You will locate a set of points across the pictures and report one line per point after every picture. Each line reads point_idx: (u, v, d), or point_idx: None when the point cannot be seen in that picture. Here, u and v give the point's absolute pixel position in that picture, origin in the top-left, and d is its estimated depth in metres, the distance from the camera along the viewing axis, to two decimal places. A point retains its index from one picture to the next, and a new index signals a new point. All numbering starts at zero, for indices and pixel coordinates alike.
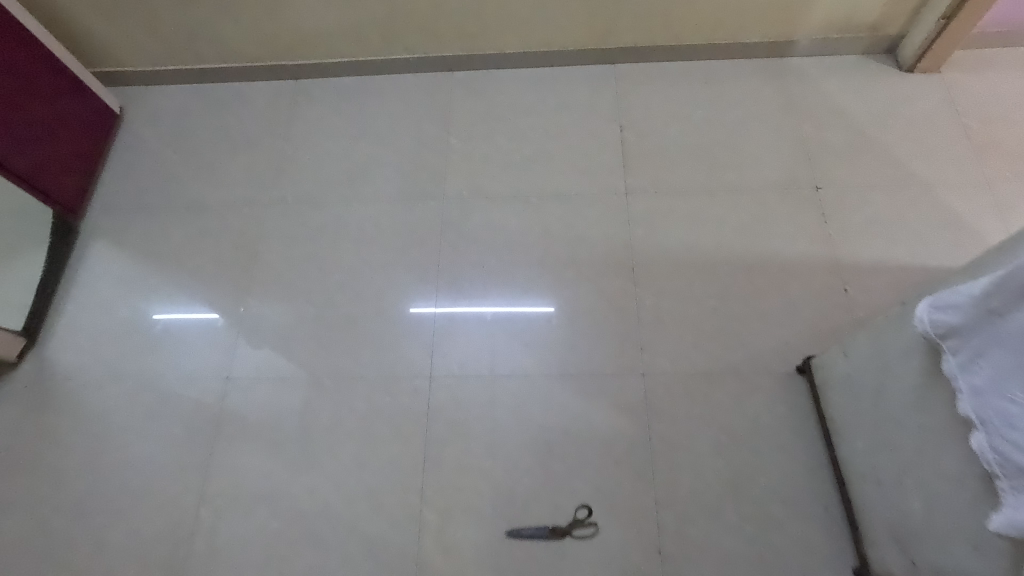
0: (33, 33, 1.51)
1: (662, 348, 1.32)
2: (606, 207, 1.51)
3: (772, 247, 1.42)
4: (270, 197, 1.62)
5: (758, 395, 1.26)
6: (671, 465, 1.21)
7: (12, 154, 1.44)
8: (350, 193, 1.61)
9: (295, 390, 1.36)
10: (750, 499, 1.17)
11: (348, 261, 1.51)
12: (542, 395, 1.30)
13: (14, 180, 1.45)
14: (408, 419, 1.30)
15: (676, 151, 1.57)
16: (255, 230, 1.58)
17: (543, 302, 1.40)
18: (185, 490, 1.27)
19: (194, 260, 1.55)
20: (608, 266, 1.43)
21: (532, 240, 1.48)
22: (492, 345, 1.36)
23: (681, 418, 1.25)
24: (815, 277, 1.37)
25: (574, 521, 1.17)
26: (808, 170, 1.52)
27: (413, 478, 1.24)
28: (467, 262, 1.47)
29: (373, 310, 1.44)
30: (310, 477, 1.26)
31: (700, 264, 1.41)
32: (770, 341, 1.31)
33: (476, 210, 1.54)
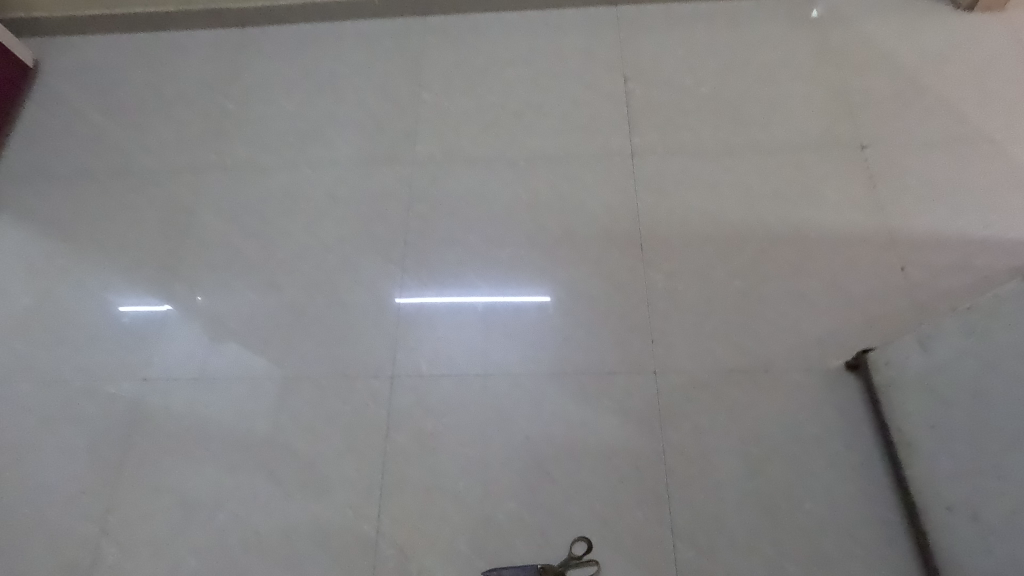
0: None
1: (678, 340, 1.07)
2: (609, 170, 1.25)
3: (810, 217, 1.16)
4: (206, 162, 1.36)
5: (800, 397, 1.01)
6: (692, 486, 0.96)
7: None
8: (301, 156, 1.34)
9: (226, 393, 1.10)
10: (792, 530, 0.93)
11: (297, 237, 1.25)
12: (531, 399, 1.05)
13: None
14: (363, 429, 1.05)
15: (691, 104, 1.31)
16: (187, 201, 1.32)
17: (532, 284, 1.15)
18: (85, 518, 1.02)
19: (111, 236, 1.29)
20: (611, 241, 1.17)
21: (519, 210, 1.22)
22: (470, 338, 1.11)
23: (703, 427, 1.00)
24: (864, 253, 1.12)
25: (569, 559, 0.93)
26: (850, 125, 1.25)
27: (369, 503, 1.00)
28: (439, 236, 1.22)
29: (325, 295, 1.18)
30: (241, 502, 1.01)
31: (723, 237, 1.15)
32: (811, 331, 1.06)
33: (451, 175, 1.28)
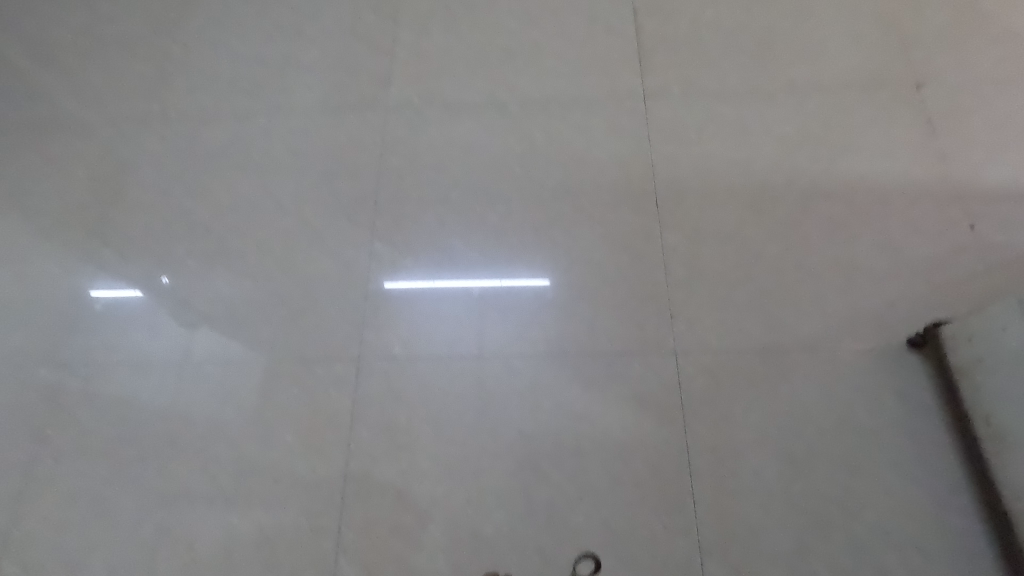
0: None
1: (703, 314, 0.89)
2: (616, 116, 1.06)
3: (858, 167, 0.97)
4: (140, 109, 1.14)
5: (851, 381, 0.83)
6: (723, 490, 0.79)
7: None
8: (254, 102, 1.13)
9: (159, 380, 0.92)
10: (847, 543, 0.75)
11: (247, 195, 1.05)
12: (526, 385, 0.87)
13: None
14: (322, 422, 0.87)
15: (713, 39, 1.12)
16: (117, 154, 1.10)
17: (526, 250, 0.96)
18: None
19: (26, 195, 1.08)
20: (621, 198, 0.99)
21: (511, 163, 1.04)
22: (452, 313, 0.93)
23: (733, 417, 0.83)
24: (924, 209, 0.93)
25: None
26: (903, 60, 1.06)
27: (327, 511, 0.82)
28: (416, 193, 1.03)
29: (280, 264, 0.99)
30: (173, 511, 0.84)
31: (753, 192, 0.97)
32: (864, 301, 0.88)
33: (432, 123, 1.08)
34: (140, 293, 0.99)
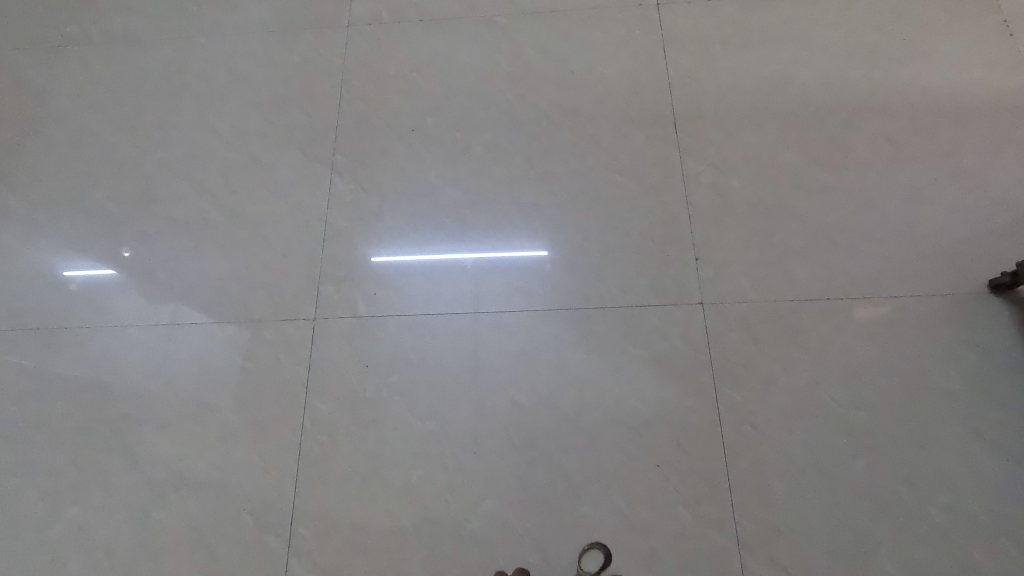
0: None
1: (736, 258, 0.73)
2: (625, 27, 0.88)
3: (920, 80, 0.80)
4: (57, 31, 0.96)
5: (920, 334, 0.67)
6: (765, 470, 0.63)
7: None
8: (192, 22, 0.95)
9: (77, 349, 0.76)
10: (921, 533, 0.60)
11: (182, 130, 0.87)
12: (519, 348, 0.71)
13: None
14: (272, 395, 0.71)
15: None
16: (27, 83, 0.92)
17: (517, 187, 0.80)
18: None
19: None
20: (632, 122, 0.82)
21: (499, 85, 0.86)
22: (430, 263, 0.76)
23: (774, 380, 0.67)
24: (1002, 125, 0.76)
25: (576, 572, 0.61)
26: None
27: (278, 503, 0.67)
28: (384, 123, 0.85)
29: (222, 208, 0.82)
30: (90, 505, 0.68)
31: (793, 112, 0.80)
32: (934, 238, 0.71)
33: (403, 42, 0.90)
34: (114, 275, 0.79)
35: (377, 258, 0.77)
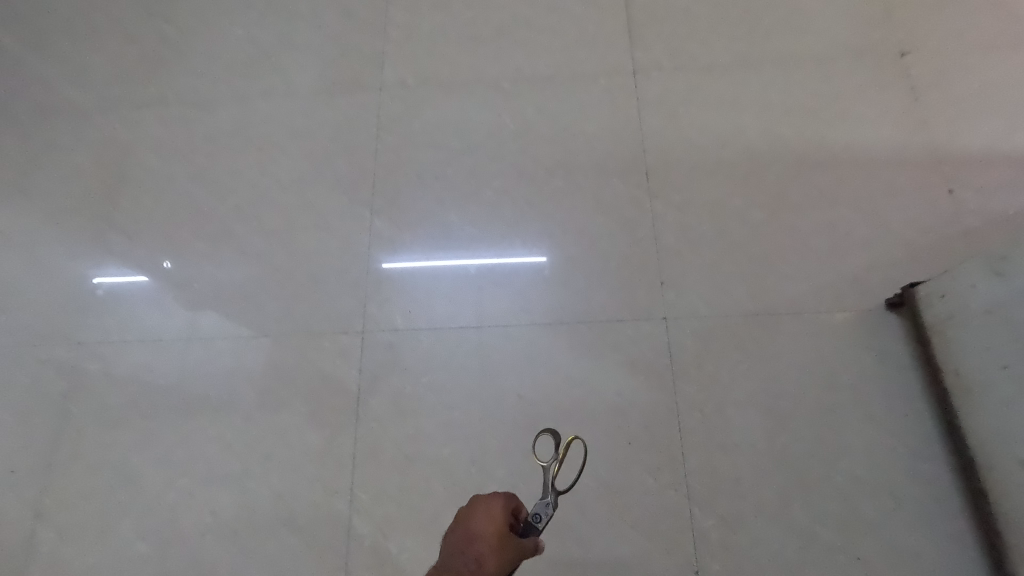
0: None
1: (692, 282, 0.93)
2: (608, 92, 1.08)
3: (843, 137, 1.00)
4: (141, 95, 1.16)
5: (833, 341, 0.87)
6: (711, 446, 0.84)
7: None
8: (252, 86, 1.15)
9: (175, 356, 0.96)
10: (826, 492, 0.80)
11: (249, 179, 1.08)
12: (524, 354, 0.91)
13: None
14: (333, 391, 0.92)
15: (703, 12, 1.12)
16: (118, 139, 1.13)
17: (520, 225, 1.00)
18: (18, 502, 0.89)
19: (37, 180, 1.11)
20: (613, 172, 1.02)
21: (505, 141, 1.06)
22: (452, 288, 0.96)
23: (719, 378, 0.87)
24: (904, 175, 0.96)
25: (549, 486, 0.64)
26: (889, 30, 1.07)
27: (341, 474, 0.87)
28: (412, 173, 1.05)
29: (285, 243, 1.02)
30: (196, 477, 0.89)
31: (740, 164, 1.00)
32: (847, 266, 0.91)
33: (426, 104, 1.10)
34: (188, 295, 1.00)
35: (411, 283, 0.97)
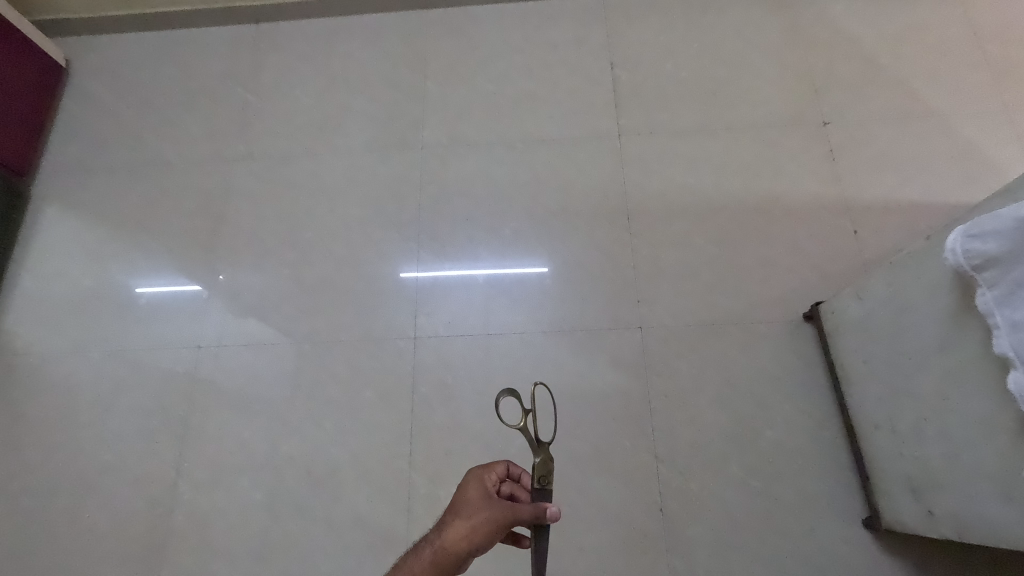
0: None
1: (661, 300, 1.24)
2: (599, 151, 1.39)
3: (777, 189, 1.31)
4: (234, 152, 1.48)
5: (764, 344, 1.18)
6: (672, 420, 1.14)
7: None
8: (321, 145, 1.47)
9: (272, 356, 1.28)
10: (755, 453, 1.11)
11: (322, 219, 1.39)
12: (535, 354, 1.22)
13: None
14: (393, 382, 1.23)
15: (673, 88, 1.44)
16: (218, 188, 1.45)
17: (532, 255, 1.31)
18: (162, 464, 1.20)
19: (156, 220, 1.43)
20: (602, 215, 1.33)
21: (520, 190, 1.37)
22: (480, 304, 1.27)
23: (680, 371, 1.18)
24: (822, 219, 1.27)
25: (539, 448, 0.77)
26: (814, 104, 1.39)
27: (401, 443, 1.18)
28: (448, 215, 1.37)
29: (352, 270, 1.34)
30: (293, 445, 1.20)
31: (699, 209, 1.31)
32: (776, 288, 1.22)
33: (458, 160, 1.42)
34: (279, 310, 1.32)
35: (449, 300, 1.28)
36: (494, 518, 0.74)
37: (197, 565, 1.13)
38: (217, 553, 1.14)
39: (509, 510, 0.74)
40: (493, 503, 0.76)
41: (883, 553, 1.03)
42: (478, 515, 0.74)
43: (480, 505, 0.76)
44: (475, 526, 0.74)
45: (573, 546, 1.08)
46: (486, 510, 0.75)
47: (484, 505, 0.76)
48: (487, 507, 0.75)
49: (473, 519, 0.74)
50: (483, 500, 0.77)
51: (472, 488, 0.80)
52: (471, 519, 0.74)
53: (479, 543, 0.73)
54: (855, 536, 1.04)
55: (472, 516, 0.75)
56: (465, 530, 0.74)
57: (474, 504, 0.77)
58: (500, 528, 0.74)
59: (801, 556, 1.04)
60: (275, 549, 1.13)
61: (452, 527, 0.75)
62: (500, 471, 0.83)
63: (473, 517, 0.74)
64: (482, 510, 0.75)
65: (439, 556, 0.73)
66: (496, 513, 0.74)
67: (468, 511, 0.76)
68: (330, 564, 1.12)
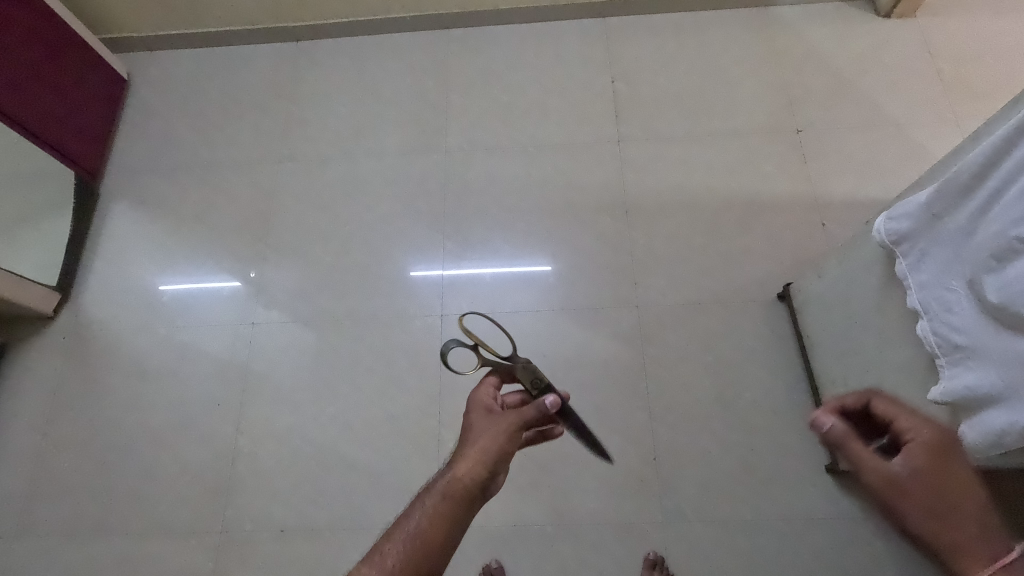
0: (56, 12, 1.58)
1: (656, 283, 1.43)
2: (601, 154, 1.59)
3: (756, 187, 1.51)
4: (280, 155, 1.68)
5: (743, 320, 1.37)
6: (665, 385, 1.33)
7: (22, 111, 1.46)
8: (357, 149, 1.67)
9: (317, 331, 1.47)
10: (736, 411, 1.29)
11: (358, 214, 1.59)
12: (547, 329, 1.41)
13: (48, 150, 1.53)
14: (424, 353, 1.42)
15: (666, 100, 1.64)
16: (266, 186, 1.64)
17: (543, 245, 1.50)
18: (224, 423, 1.39)
19: (212, 214, 1.62)
20: (604, 210, 1.53)
21: (532, 188, 1.57)
22: (498, 286, 1.46)
23: (672, 343, 1.37)
24: (795, 213, 1.47)
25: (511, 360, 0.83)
26: (789, 114, 1.59)
27: (432, 404, 1.37)
28: (470, 210, 1.56)
29: (386, 258, 1.53)
30: (338, 407, 1.39)
31: (689, 205, 1.51)
32: (755, 272, 1.42)
33: (478, 162, 1.62)
34: (322, 291, 1.51)
35: (471, 283, 1.48)
36: (507, 432, 0.72)
37: (256, 507, 1.32)
38: (274, 498, 1.32)
39: (512, 418, 0.74)
40: (504, 425, 0.73)
41: (843, 492, 1.21)
42: (485, 438, 0.72)
43: (484, 428, 0.74)
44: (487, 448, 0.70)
45: (581, 490, 1.26)
46: (493, 429, 0.73)
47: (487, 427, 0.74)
48: (493, 425, 0.73)
49: (483, 440, 0.71)
50: (486, 422, 0.75)
51: (471, 416, 0.77)
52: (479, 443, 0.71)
53: (496, 462, 0.69)
54: (819, 479, 1.22)
55: (479, 440, 0.72)
56: (476, 456, 0.69)
57: (477, 432, 0.74)
58: (513, 439, 0.72)
59: (774, 497, 1.22)
60: (324, 494, 1.32)
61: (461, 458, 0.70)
62: (493, 383, 0.81)
63: (484, 440, 0.71)
64: (493, 430, 0.72)
65: (454, 489, 0.66)
66: (508, 429, 0.72)
67: (473, 439, 0.72)
68: (371, 506, 1.30)
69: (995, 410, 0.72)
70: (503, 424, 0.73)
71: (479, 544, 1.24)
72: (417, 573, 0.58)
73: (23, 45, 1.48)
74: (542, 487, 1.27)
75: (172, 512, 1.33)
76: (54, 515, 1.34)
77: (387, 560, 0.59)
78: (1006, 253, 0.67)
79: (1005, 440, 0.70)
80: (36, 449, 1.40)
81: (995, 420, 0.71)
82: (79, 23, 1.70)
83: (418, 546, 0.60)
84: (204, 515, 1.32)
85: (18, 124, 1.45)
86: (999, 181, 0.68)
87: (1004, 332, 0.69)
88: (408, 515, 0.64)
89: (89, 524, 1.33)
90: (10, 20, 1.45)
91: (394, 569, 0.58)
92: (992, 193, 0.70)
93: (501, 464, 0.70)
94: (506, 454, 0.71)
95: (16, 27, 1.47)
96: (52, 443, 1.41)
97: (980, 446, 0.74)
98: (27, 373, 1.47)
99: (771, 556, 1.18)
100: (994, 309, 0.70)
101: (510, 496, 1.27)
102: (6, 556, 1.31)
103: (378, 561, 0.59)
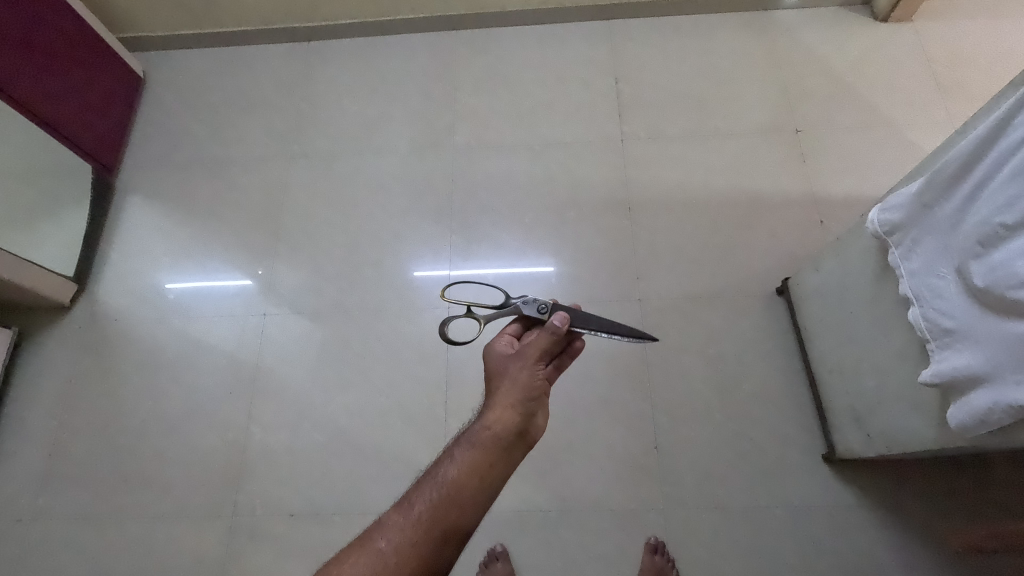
0: (78, 12, 1.64)
1: (657, 278, 1.47)
2: (604, 153, 1.63)
3: (756, 185, 1.54)
4: (291, 152, 1.72)
5: (743, 314, 1.41)
6: (666, 376, 1.37)
7: (39, 100, 1.49)
8: (366, 146, 1.71)
9: (326, 323, 1.51)
10: (736, 402, 1.33)
11: (367, 208, 1.63)
12: None
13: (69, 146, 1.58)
14: (430, 344, 1.46)
15: (668, 100, 1.68)
16: (277, 182, 1.68)
17: (547, 240, 1.54)
18: (235, 411, 1.43)
19: (224, 209, 1.66)
20: (607, 206, 1.56)
21: (537, 184, 1.61)
22: (503, 279, 1.50)
23: (672, 336, 1.40)
24: (794, 210, 1.50)
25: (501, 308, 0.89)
26: (788, 114, 1.63)
27: (438, 393, 1.41)
28: (476, 206, 1.60)
29: (394, 252, 1.57)
30: (347, 395, 1.43)
31: (690, 202, 1.54)
32: (754, 268, 1.45)
33: (483, 160, 1.66)
34: (331, 283, 1.55)
35: (475, 277, 1.51)
36: (532, 367, 0.76)
37: (268, 494, 1.35)
38: (285, 484, 1.35)
39: (534, 353, 0.77)
40: (528, 364, 0.76)
41: (840, 481, 1.24)
42: (505, 384, 0.74)
43: (504, 372, 0.76)
44: (506, 393, 0.72)
45: (584, 478, 1.30)
46: (512, 372, 0.75)
47: (507, 371, 0.76)
48: (516, 367, 0.76)
49: (510, 382, 0.74)
50: (504, 367, 0.77)
51: (489, 364, 0.79)
52: (500, 389, 0.74)
53: (518, 404, 0.71)
54: (816, 467, 1.26)
55: (499, 387, 0.74)
56: (498, 402, 0.72)
57: (498, 378, 0.76)
58: (537, 372, 0.76)
59: (773, 485, 1.25)
60: (333, 480, 1.35)
61: (485, 407, 0.72)
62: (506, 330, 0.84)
63: (510, 382, 0.74)
64: (518, 372, 0.75)
65: (481, 436, 0.68)
66: (532, 367, 0.75)
67: (495, 386, 0.75)
68: (379, 493, 1.33)
69: (982, 390, 0.75)
70: (529, 362, 0.76)
71: (484, 529, 1.27)
72: (454, 515, 0.62)
73: (47, 45, 1.53)
74: (546, 475, 1.30)
75: (184, 497, 1.36)
76: (69, 500, 1.38)
77: (419, 505, 0.63)
78: (992, 240, 0.71)
79: (992, 418, 0.74)
80: (52, 436, 1.44)
81: (982, 399, 0.75)
82: (99, 23, 1.75)
83: (446, 493, 0.63)
84: (216, 500, 1.35)
85: (42, 120, 1.50)
86: (985, 171, 0.72)
87: (990, 315, 0.73)
88: (437, 464, 0.67)
89: (104, 509, 1.36)
90: (36, 20, 1.51)
91: (428, 513, 0.62)
92: (978, 183, 0.74)
93: (524, 404, 0.71)
94: (528, 394, 0.72)
95: (41, 27, 1.52)
96: (67, 430, 1.44)
97: (969, 425, 0.78)
98: (43, 362, 1.51)
99: (769, 542, 1.21)
100: (980, 293, 0.73)
101: (514, 483, 1.30)
102: (23, 541, 1.34)
103: (407, 508, 0.63)
